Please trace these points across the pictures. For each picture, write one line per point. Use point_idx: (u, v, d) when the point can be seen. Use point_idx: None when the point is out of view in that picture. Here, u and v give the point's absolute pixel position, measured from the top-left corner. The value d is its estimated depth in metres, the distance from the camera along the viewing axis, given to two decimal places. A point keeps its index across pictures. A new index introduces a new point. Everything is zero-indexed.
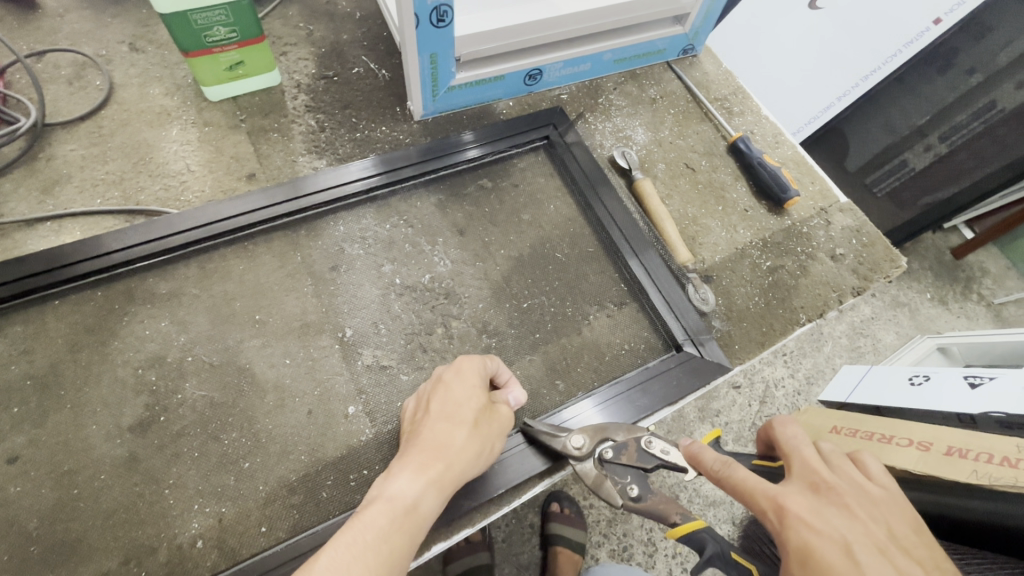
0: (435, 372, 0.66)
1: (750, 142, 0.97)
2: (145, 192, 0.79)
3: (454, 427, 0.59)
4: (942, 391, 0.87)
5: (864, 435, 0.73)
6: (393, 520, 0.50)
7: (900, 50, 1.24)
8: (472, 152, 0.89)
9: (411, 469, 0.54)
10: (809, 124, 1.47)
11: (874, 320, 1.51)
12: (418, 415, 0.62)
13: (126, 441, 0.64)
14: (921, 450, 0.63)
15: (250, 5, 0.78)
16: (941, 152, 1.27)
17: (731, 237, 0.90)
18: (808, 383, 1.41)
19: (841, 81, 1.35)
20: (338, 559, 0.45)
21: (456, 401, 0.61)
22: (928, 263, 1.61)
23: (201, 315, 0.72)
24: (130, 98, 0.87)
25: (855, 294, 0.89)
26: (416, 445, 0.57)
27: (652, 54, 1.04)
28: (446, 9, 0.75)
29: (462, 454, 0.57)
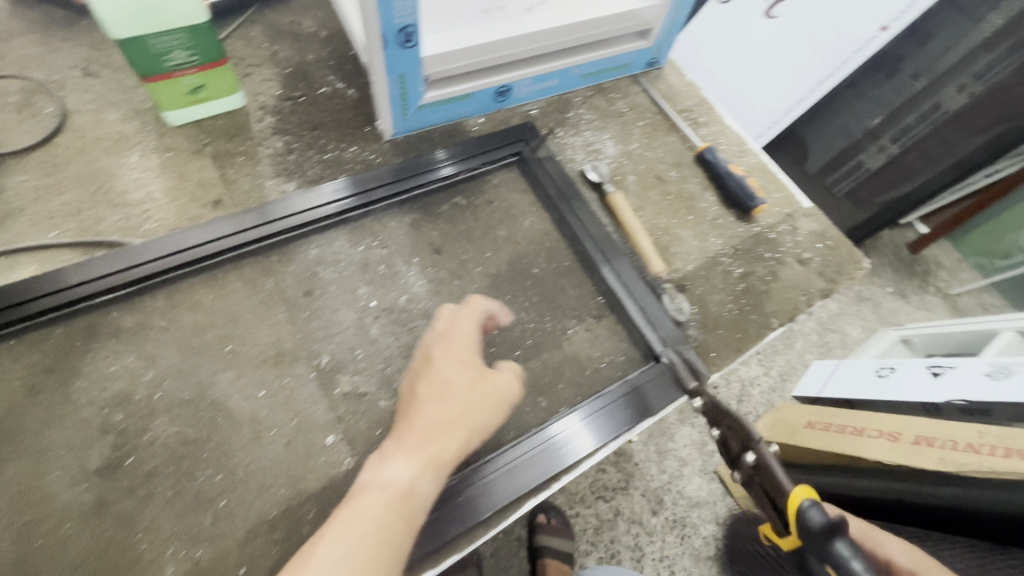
0: (423, 348, 0.64)
1: (716, 152, 0.99)
2: (105, 223, 0.76)
3: (445, 403, 0.57)
4: (911, 384, 0.97)
5: (838, 428, 0.98)
6: (389, 505, 0.49)
7: (851, 56, 1.26)
8: (446, 170, 0.88)
9: (406, 452, 0.53)
10: (772, 127, 1.53)
11: (841, 315, 1.57)
12: (408, 392, 0.60)
13: (92, 486, 0.60)
14: (891, 440, 0.85)
15: (209, 28, 0.76)
16: (893, 153, 1.35)
17: (703, 245, 0.92)
18: (782, 380, 1.45)
19: (797, 88, 1.39)
20: (333, 546, 0.46)
21: (445, 380, 0.59)
22: (888, 258, 1.68)
23: (169, 348, 0.69)
24: (85, 125, 0.83)
25: (823, 297, 0.92)
26: (408, 427, 0.56)
27: (619, 69, 1.06)
28: (412, 30, 0.75)
29: (460, 432, 0.56)
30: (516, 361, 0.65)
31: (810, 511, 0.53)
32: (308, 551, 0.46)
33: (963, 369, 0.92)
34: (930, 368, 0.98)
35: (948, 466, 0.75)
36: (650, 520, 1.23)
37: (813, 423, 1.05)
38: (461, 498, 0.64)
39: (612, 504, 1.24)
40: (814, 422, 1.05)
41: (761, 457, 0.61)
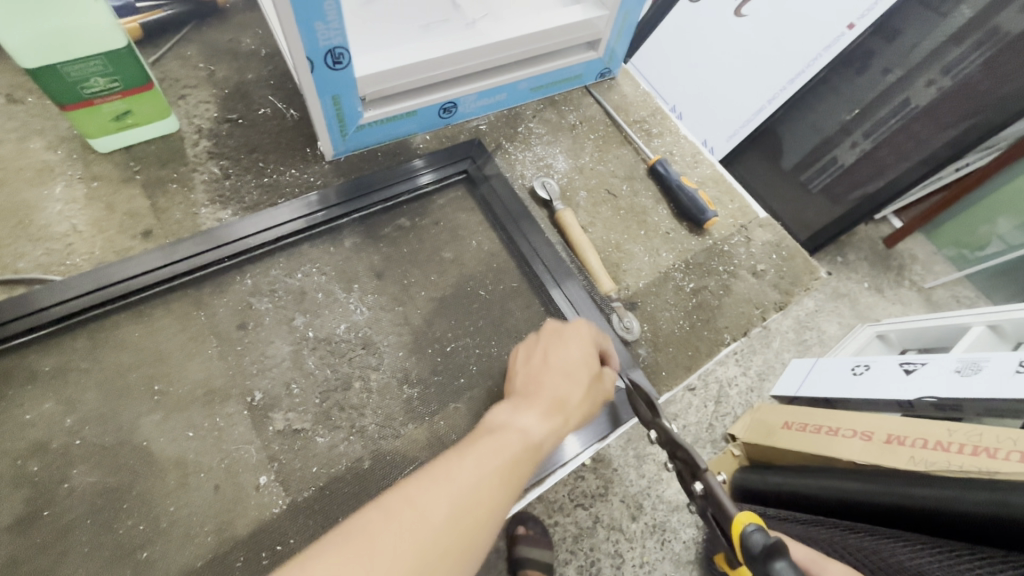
0: (547, 330, 0.70)
1: (668, 164, 0.98)
2: (26, 259, 0.73)
3: (574, 385, 0.63)
4: (881, 381, 0.91)
5: (814, 429, 0.87)
6: (523, 452, 0.52)
7: (820, 53, 1.25)
8: (426, 178, 0.89)
9: (539, 412, 0.58)
10: (744, 127, 1.47)
11: (818, 312, 1.47)
12: (537, 364, 0.65)
13: (4, 543, 0.57)
14: (864, 440, 0.76)
15: (129, 53, 0.73)
16: (866, 149, 1.29)
17: (654, 261, 0.91)
18: (761, 380, 1.29)
19: (768, 85, 1.37)
20: (458, 474, 0.46)
21: (573, 361, 0.65)
22: (865, 254, 1.58)
23: (91, 392, 0.66)
24: (6, 155, 0.80)
25: (778, 310, 0.91)
26: (539, 394, 0.61)
27: (570, 79, 1.04)
28: (342, 51, 0.72)
29: (575, 410, 0.61)
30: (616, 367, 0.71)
31: (753, 535, 0.51)
32: (437, 473, 0.46)
33: (934, 365, 0.84)
34: (903, 365, 0.90)
35: (917, 465, 0.65)
36: (629, 526, 1.07)
37: (789, 424, 0.94)
38: None
39: (592, 512, 1.06)
40: (789, 421, 0.95)
41: (708, 485, 0.59)
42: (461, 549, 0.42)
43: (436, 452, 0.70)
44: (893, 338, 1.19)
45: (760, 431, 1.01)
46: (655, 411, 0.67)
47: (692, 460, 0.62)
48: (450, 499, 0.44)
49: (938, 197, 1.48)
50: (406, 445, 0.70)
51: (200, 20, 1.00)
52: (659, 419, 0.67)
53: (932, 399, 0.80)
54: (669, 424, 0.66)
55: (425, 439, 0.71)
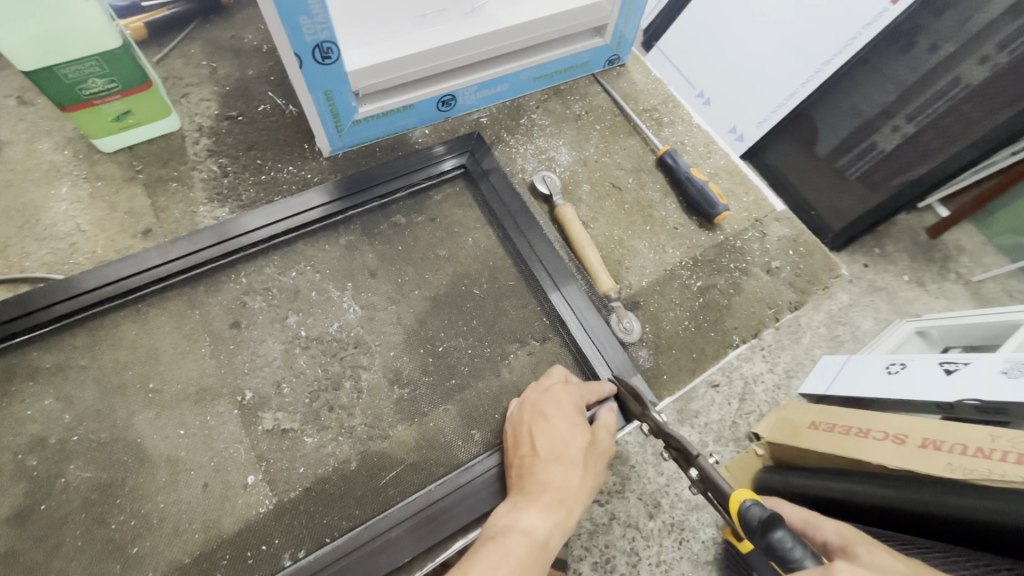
0: (534, 401, 0.68)
1: (678, 155, 0.93)
2: (31, 258, 0.75)
3: (569, 469, 0.61)
4: (913, 379, 0.75)
5: (843, 429, 0.74)
6: (529, 554, 0.53)
7: (859, 32, 0.99)
8: (449, 163, 0.88)
9: (542, 507, 0.57)
10: (776, 112, 1.16)
11: (861, 301, 1.10)
12: (527, 451, 0.63)
13: (3, 535, 0.60)
14: (897, 444, 0.64)
15: (126, 55, 0.73)
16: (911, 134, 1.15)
17: (659, 258, 0.87)
18: (788, 376, 1.00)
19: (822, 54, 1.05)
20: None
21: (564, 442, 0.63)
22: None
23: (89, 389, 0.68)
24: (16, 156, 0.82)
25: (793, 310, 0.87)
26: (536, 486, 0.59)
27: (576, 67, 1.00)
28: (330, 45, 0.71)
29: (577, 494, 0.60)
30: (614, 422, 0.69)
31: (750, 510, 0.52)
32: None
33: (979, 365, 0.69)
34: (942, 364, 0.74)
35: (955, 474, 0.56)
36: (645, 524, 0.87)
37: (817, 424, 0.79)
38: (430, 507, 0.64)
39: None
40: (817, 421, 0.79)
41: (703, 470, 0.59)
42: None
43: (424, 455, 0.69)
44: (935, 334, 0.94)
45: (785, 429, 0.84)
46: (643, 401, 0.67)
47: (686, 448, 0.61)
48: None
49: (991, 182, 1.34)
50: (394, 447, 0.69)
51: (204, 16, 1.00)
52: (651, 413, 0.66)
53: (976, 402, 0.65)
54: (659, 416, 0.65)
55: (414, 440, 0.70)
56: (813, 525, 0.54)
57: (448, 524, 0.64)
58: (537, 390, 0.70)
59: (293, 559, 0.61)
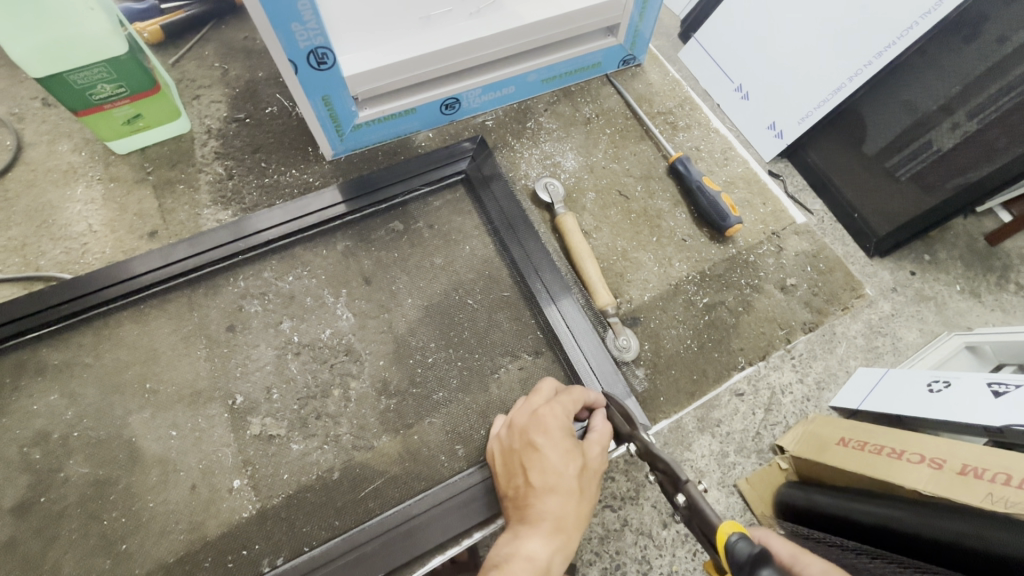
0: (522, 429, 0.63)
1: (690, 162, 0.88)
2: (46, 257, 0.79)
3: (565, 497, 0.58)
4: (955, 403, 0.65)
5: (874, 449, 0.66)
6: None
7: (915, 22, 0.82)
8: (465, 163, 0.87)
9: (541, 541, 0.55)
10: (819, 107, 0.98)
11: (895, 316, 0.98)
12: (521, 483, 0.60)
13: (7, 524, 0.63)
14: (933, 468, 0.59)
15: (133, 61, 0.75)
16: None
17: (664, 272, 0.83)
18: (820, 390, 0.82)
19: (878, 33, 0.87)
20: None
21: (557, 471, 0.59)
22: None
23: (90, 387, 0.70)
24: (38, 157, 0.86)
25: (807, 331, 0.83)
26: (533, 519, 0.56)
27: (587, 69, 0.96)
28: (325, 51, 0.70)
29: (576, 519, 0.58)
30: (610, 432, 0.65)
31: (738, 547, 0.45)
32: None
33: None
34: (991, 386, 0.64)
35: (996, 506, 0.50)
36: (659, 532, 0.84)
37: (846, 441, 0.70)
38: (411, 521, 0.64)
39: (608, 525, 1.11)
40: (848, 439, 0.70)
41: (691, 498, 0.52)
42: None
43: (406, 468, 0.68)
44: (989, 350, 0.85)
45: (811, 445, 0.74)
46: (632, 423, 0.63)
47: (673, 471, 0.55)
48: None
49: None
50: (377, 458, 0.69)
51: (220, 18, 1.01)
52: (639, 433, 0.61)
53: None
54: (648, 437, 0.60)
55: (397, 452, 0.69)
56: (801, 561, 0.47)
57: (425, 541, 0.63)
58: (524, 414, 0.65)
59: (272, 566, 0.62)
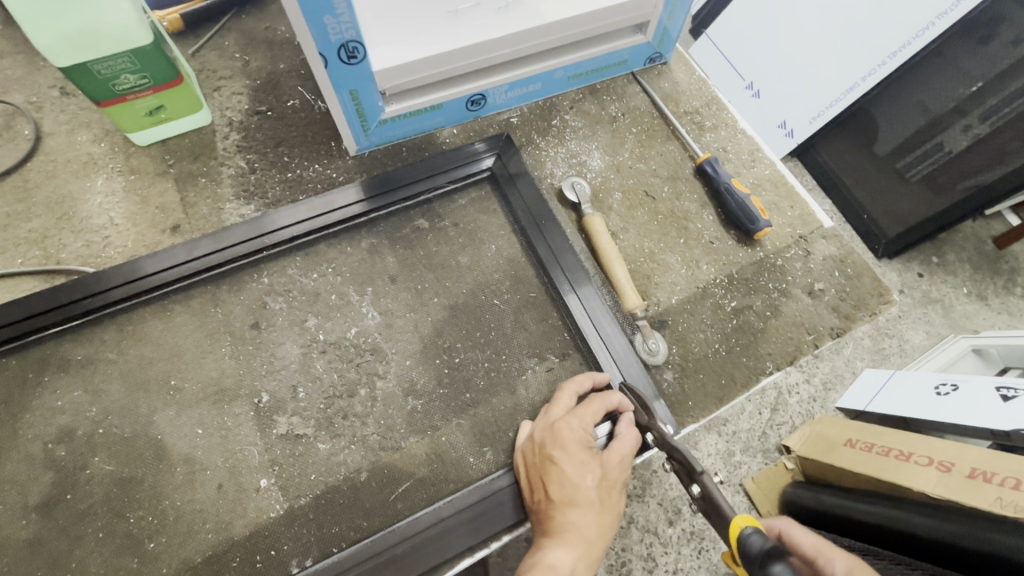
0: (540, 443, 0.64)
1: (718, 164, 0.87)
2: (67, 250, 0.77)
3: (585, 509, 0.59)
4: (962, 406, 0.76)
5: (880, 451, 0.72)
6: None
7: (907, 42, 1.04)
8: (488, 161, 0.86)
9: (564, 551, 0.56)
10: (831, 108, 1.20)
11: None
12: (542, 495, 0.62)
13: (32, 522, 0.62)
14: (941, 471, 0.63)
15: (157, 51, 0.73)
16: (982, 134, 0.98)
17: (692, 274, 0.82)
18: (825, 389, 1.03)
19: (862, 60, 1.11)
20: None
21: (576, 483, 0.60)
22: (967, 254, 1.28)
23: (114, 384, 0.69)
24: (57, 148, 0.85)
25: (834, 337, 0.80)
26: (555, 530, 0.58)
27: (614, 66, 0.95)
28: (356, 45, 0.68)
29: (598, 529, 0.59)
30: (633, 442, 0.64)
31: (751, 538, 0.47)
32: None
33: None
34: (999, 390, 0.75)
35: (1004, 509, 0.53)
36: (664, 530, 0.89)
37: (854, 442, 0.77)
38: (440, 524, 0.63)
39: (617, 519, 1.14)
40: (853, 439, 0.77)
41: (706, 489, 0.55)
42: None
43: (434, 470, 0.68)
44: (996, 354, 1.00)
45: (819, 445, 0.82)
46: (648, 412, 0.65)
47: (688, 462, 0.57)
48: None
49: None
50: (405, 460, 0.68)
51: (239, 7, 0.99)
52: (656, 424, 0.64)
53: None
54: (664, 428, 0.63)
55: (424, 454, 0.69)
56: (824, 555, 0.51)
57: (453, 546, 0.62)
58: (541, 427, 0.67)
59: (300, 567, 0.62)
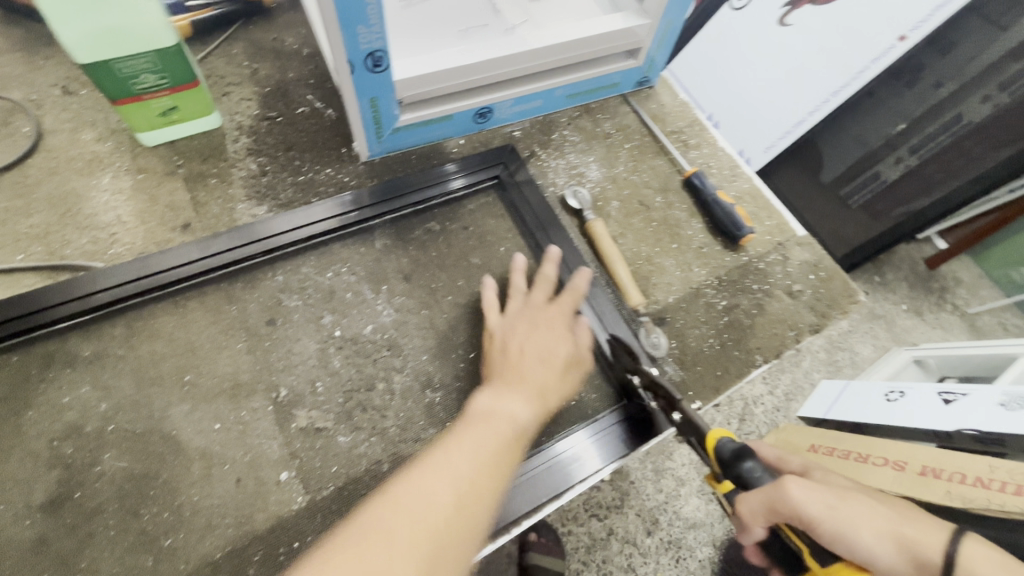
0: (509, 345, 0.71)
1: (705, 177, 0.96)
2: (72, 247, 0.76)
3: (548, 372, 0.67)
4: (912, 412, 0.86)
5: (842, 453, 0.83)
6: (510, 444, 0.57)
7: (847, 83, 1.32)
8: (458, 182, 0.88)
9: (523, 399, 0.63)
10: (783, 139, 1.50)
11: None
12: (506, 363, 0.68)
13: (37, 522, 0.60)
14: (897, 470, 0.72)
15: (180, 54, 0.75)
16: (912, 164, 1.31)
17: (685, 276, 0.89)
18: (787, 399, 1.33)
19: (811, 98, 1.39)
20: (458, 454, 0.52)
21: (540, 357, 0.69)
22: (904, 273, 1.53)
23: (125, 379, 0.68)
24: (60, 145, 0.84)
25: (813, 332, 0.88)
26: (514, 383, 0.65)
27: (608, 87, 1.03)
28: (382, 54, 0.73)
29: (555, 388, 0.67)
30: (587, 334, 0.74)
31: (725, 445, 0.63)
32: (440, 455, 0.52)
33: (977, 397, 0.80)
34: (942, 396, 0.86)
35: (954, 501, 0.62)
36: (629, 490, 1.24)
37: (817, 446, 0.89)
38: None
39: (606, 523, 1.20)
40: (817, 445, 0.90)
41: (686, 414, 0.69)
42: (488, 501, 0.50)
43: None
44: (933, 364, 1.15)
45: (787, 451, 0.96)
46: (637, 360, 0.76)
47: (671, 396, 0.71)
48: (456, 467, 0.51)
49: (992, 215, 1.39)
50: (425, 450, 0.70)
51: (246, 18, 1.02)
52: (644, 368, 0.75)
53: (975, 432, 0.74)
54: (651, 370, 0.74)
55: None
56: (785, 461, 0.66)
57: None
58: (507, 326, 0.74)
59: None
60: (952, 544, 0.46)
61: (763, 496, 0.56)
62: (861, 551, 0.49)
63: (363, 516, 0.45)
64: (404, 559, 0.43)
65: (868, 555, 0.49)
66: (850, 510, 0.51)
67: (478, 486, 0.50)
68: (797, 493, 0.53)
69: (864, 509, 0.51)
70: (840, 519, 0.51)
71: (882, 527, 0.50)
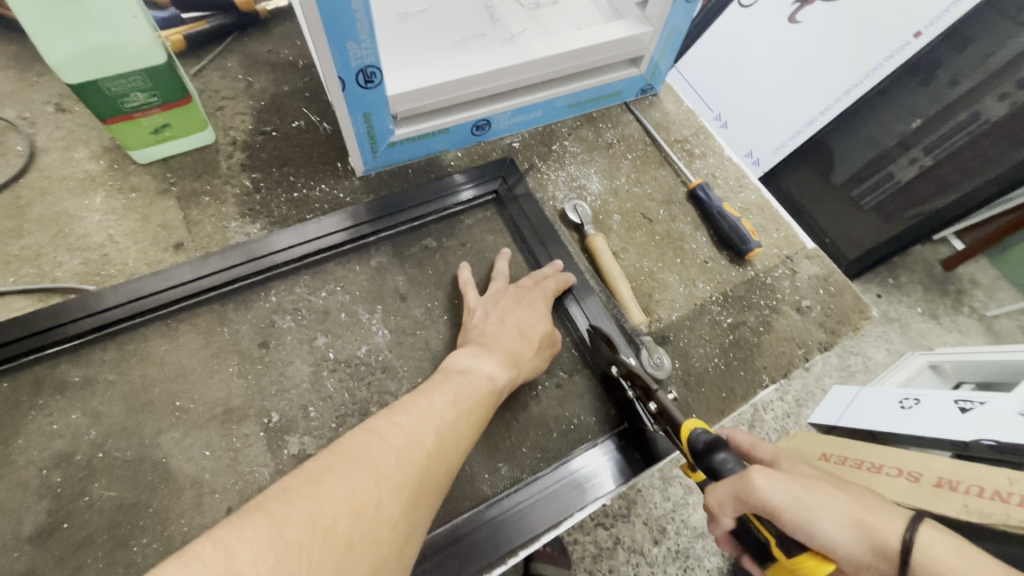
0: (491, 314, 0.74)
1: (710, 189, 0.93)
2: (63, 268, 0.75)
3: (525, 343, 0.70)
4: (928, 421, 0.83)
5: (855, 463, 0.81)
6: (476, 400, 0.60)
7: (860, 82, 1.28)
8: (465, 194, 0.87)
9: (497, 362, 0.66)
10: (793, 138, 1.46)
11: None
12: (485, 330, 0.71)
13: (25, 553, 0.59)
14: (913, 481, 0.70)
15: (169, 71, 0.73)
16: (926, 165, 1.26)
17: (690, 292, 0.86)
18: (797, 406, 1.29)
19: (821, 98, 1.36)
20: (439, 404, 0.56)
21: (520, 329, 0.71)
22: (918, 276, 1.49)
23: (116, 405, 0.67)
24: (52, 164, 0.83)
25: (823, 350, 0.85)
26: (491, 348, 0.68)
27: (610, 96, 1.00)
28: (374, 70, 0.70)
29: (529, 360, 0.70)
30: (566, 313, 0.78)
31: (699, 436, 0.58)
32: (421, 402, 0.55)
33: (994, 405, 0.77)
34: (957, 403, 0.82)
35: (971, 515, 0.60)
36: (635, 501, 1.21)
37: (827, 455, 0.87)
38: (460, 540, 0.63)
39: (612, 532, 1.18)
40: (828, 454, 0.87)
41: (660, 404, 0.65)
42: (460, 452, 0.54)
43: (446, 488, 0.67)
44: (948, 369, 1.11)
45: None
46: (613, 347, 0.72)
47: (645, 384, 0.67)
48: (437, 416, 0.54)
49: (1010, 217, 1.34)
50: None
51: (240, 30, 1.01)
52: (620, 357, 0.71)
53: (991, 442, 0.71)
54: (627, 359, 0.70)
55: None
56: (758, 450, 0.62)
57: (475, 560, 0.63)
58: (486, 303, 0.75)
59: None
60: (909, 531, 0.45)
61: (731, 487, 0.51)
62: (823, 539, 0.46)
63: (349, 447, 0.47)
64: (392, 493, 0.45)
65: (829, 543, 0.46)
66: (816, 499, 0.48)
67: (444, 437, 0.53)
68: (764, 485, 0.48)
69: (828, 497, 0.48)
70: (805, 508, 0.47)
71: (847, 517, 0.47)
